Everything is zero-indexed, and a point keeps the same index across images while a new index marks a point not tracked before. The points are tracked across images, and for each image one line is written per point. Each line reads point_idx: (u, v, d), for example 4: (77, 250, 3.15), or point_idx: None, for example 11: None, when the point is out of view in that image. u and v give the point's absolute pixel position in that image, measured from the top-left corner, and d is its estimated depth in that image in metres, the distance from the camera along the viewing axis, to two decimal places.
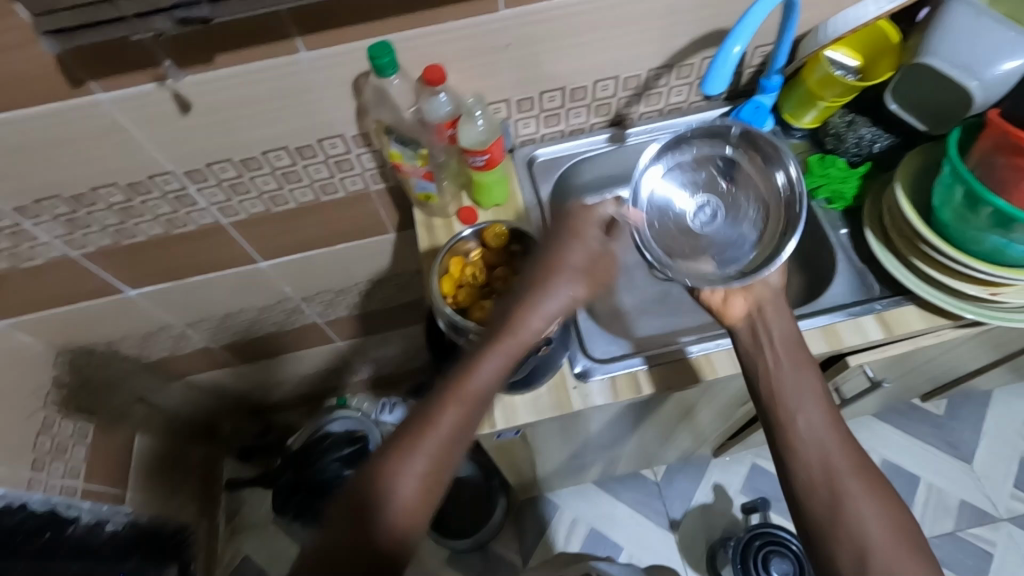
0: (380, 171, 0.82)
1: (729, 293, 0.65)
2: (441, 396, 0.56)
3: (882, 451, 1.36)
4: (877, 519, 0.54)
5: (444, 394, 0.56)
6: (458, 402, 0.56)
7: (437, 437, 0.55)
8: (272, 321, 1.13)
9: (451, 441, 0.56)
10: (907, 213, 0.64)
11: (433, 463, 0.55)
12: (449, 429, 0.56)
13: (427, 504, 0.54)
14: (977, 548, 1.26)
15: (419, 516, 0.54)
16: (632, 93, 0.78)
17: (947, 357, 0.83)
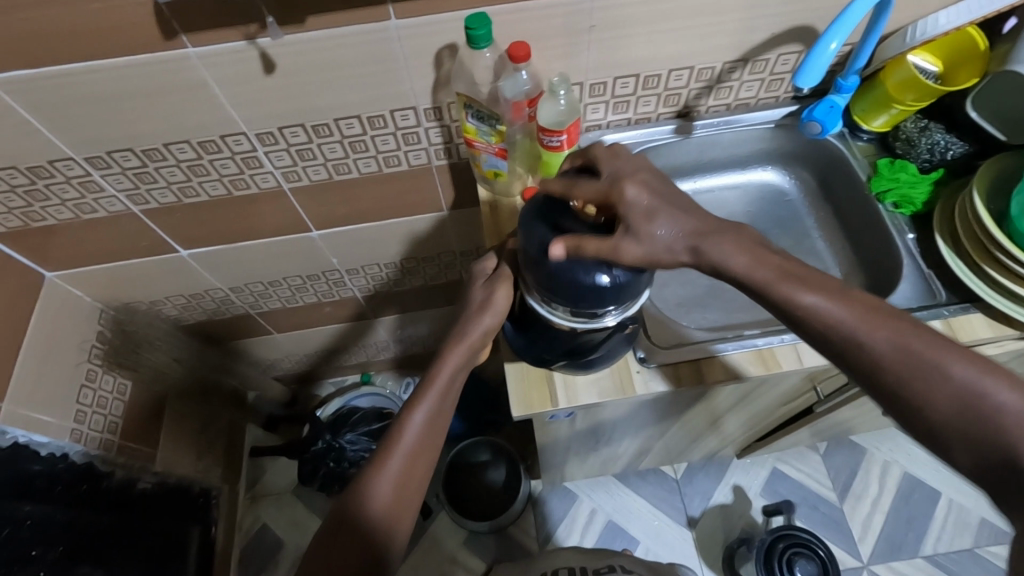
0: (446, 147, 0.82)
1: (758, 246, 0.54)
2: (414, 398, 0.62)
3: (903, 464, 1.36)
4: None
5: (417, 395, 0.62)
6: (426, 401, 0.61)
7: (409, 438, 0.59)
8: (313, 291, 1.13)
9: (423, 440, 0.60)
10: (984, 221, 0.64)
11: (408, 464, 0.58)
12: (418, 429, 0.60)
13: (404, 504, 0.58)
14: (994, 566, 1.26)
15: (398, 517, 0.57)
16: (703, 86, 0.78)
17: None
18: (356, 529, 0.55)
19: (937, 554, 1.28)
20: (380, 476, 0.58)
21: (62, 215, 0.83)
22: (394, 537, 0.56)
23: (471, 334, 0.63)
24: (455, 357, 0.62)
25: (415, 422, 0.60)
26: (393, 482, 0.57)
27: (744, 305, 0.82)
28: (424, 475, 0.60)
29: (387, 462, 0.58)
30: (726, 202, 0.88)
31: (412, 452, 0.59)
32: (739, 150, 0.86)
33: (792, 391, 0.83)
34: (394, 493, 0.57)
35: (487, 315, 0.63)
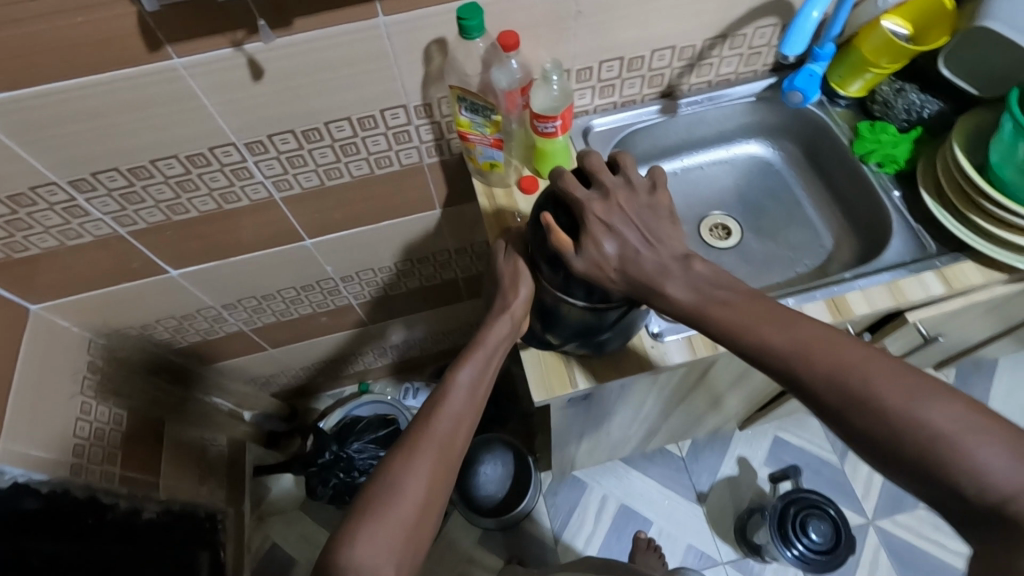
0: (437, 144, 0.82)
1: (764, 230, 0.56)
2: (460, 358, 0.63)
3: None
4: None
5: (462, 356, 0.63)
6: (472, 362, 0.62)
7: (457, 396, 0.60)
8: (308, 302, 1.12)
9: (469, 400, 0.61)
10: (970, 174, 0.66)
11: (456, 422, 0.59)
12: (465, 390, 0.61)
13: (450, 460, 0.58)
14: None
15: (445, 474, 0.57)
16: (685, 64, 0.79)
17: (985, 319, 0.86)
18: (404, 484, 0.55)
19: None
20: (428, 433, 0.58)
21: (46, 243, 0.80)
22: (440, 494, 0.57)
23: (513, 306, 0.63)
24: (499, 326, 0.63)
25: (462, 380, 0.61)
26: (439, 439, 0.58)
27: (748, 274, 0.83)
28: (468, 437, 0.60)
29: (433, 421, 0.59)
30: (715, 177, 0.90)
31: (457, 414, 0.60)
32: (723, 125, 0.88)
33: None
34: (441, 450, 0.57)
35: (504, 306, 0.63)
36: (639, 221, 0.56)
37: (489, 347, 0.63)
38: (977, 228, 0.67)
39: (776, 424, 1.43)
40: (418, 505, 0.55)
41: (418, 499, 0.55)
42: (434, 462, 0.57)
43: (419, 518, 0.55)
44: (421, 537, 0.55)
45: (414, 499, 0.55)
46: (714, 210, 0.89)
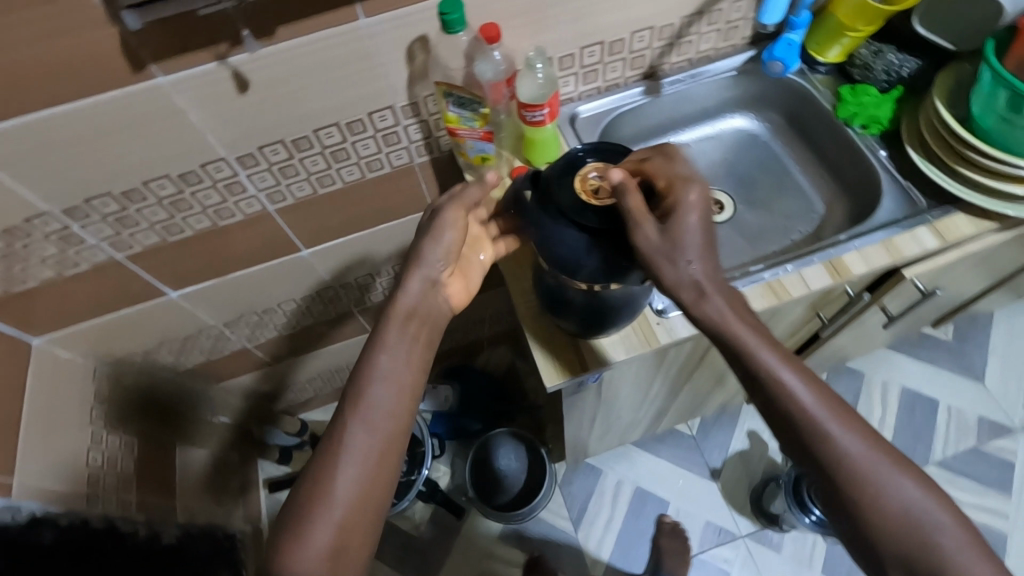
0: (426, 142, 0.82)
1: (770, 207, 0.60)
2: (374, 342, 0.61)
3: (901, 380, 1.43)
4: None
5: (375, 340, 0.61)
6: (385, 347, 0.61)
7: (377, 383, 0.59)
8: (308, 313, 1.12)
9: (392, 385, 0.60)
10: (956, 130, 0.67)
11: (382, 408, 0.58)
12: (384, 376, 0.60)
13: (381, 448, 0.57)
14: (999, 459, 1.34)
15: (375, 463, 0.57)
16: (665, 43, 0.80)
17: (979, 271, 0.88)
18: (331, 482, 0.55)
19: (947, 459, 1.34)
20: (351, 425, 0.57)
21: (44, 274, 0.80)
22: (372, 492, 0.56)
23: (413, 282, 0.63)
24: (406, 302, 0.63)
25: (380, 366, 0.60)
26: (361, 436, 0.57)
27: (744, 246, 0.84)
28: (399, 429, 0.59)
29: (353, 413, 0.58)
30: (703, 153, 0.91)
31: (379, 402, 0.59)
32: (706, 102, 0.89)
33: (798, 325, 0.84)
34: (367, 441, 0.57)
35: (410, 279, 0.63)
36: (635, 199, 0.56)
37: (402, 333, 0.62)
38: (965, 178, 0.69)
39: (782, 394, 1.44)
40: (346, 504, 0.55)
41: (342, 500, 0.55)
42: (360, 454, 0.57)
43: (350, 517, 0.55)
44: (360, 536, 0.55)
45: (344, 494, 0.55)
46: (705, 186, 0.89)
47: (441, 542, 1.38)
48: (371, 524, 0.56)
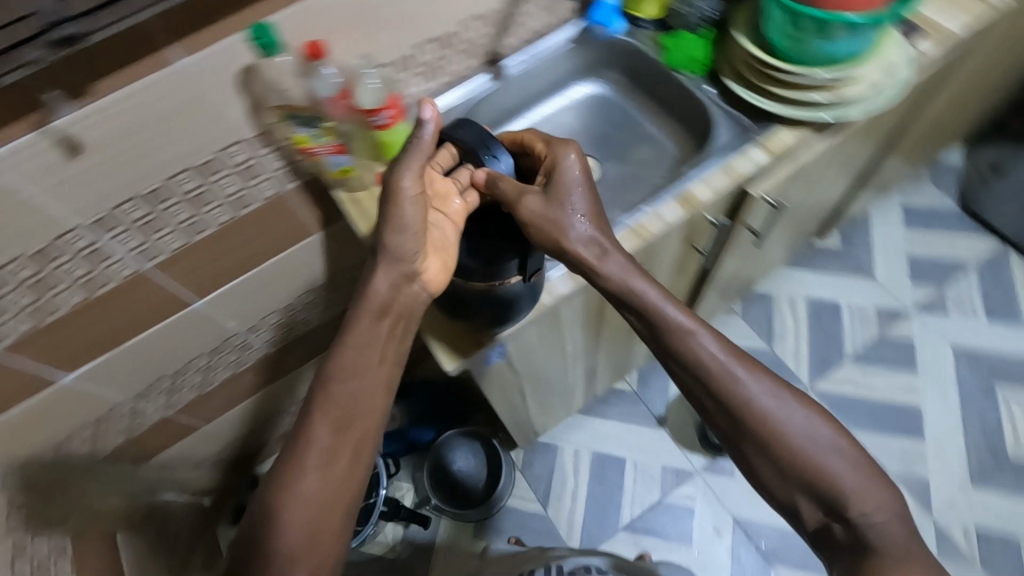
0: (290, 168, 0.83)
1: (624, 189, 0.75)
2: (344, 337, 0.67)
3: (805, 292, 1.54)
4: None
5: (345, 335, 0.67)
6: (351, 345, 0.67)
7: (343, 382, 0.66)
8: (224, 364, 1.10)
9: (358, 382, 0.66)
10: (761, 57, 0.75)
11: (348, 406, 0.65)
12: (350, 374, 0.66)
13: (351, 445, 0.64)
14: (900, 341, 1.47)
15: (346, 459, 0.63)
16: (497, 28, 0.84)
17: (825, 176, 0.97)
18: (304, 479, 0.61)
19: (858, 352, 1.47)
20: (319, 426, 0.64)
21: None
22: (335, 504, 0.62)
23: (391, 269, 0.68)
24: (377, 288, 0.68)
25: (343, 361, 0.66)
26: (321, 446, 0.63)
27: (613, 199, 0.89)
28: (361, 444, 0.65)
29: (321, 411, 0.65)
30: (561, 123, 0.96)
31: (348, 401, 0.65)
32: (551, 74, 0.94)
33: (680, 260, 0.91)
34: (336, 438, 0.64)
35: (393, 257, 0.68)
36: None
37: (364, 341, 0.67)
38: (779, 97, 0.77)
39: None
40: (310, 513, 0.60)
41: (306, 509, 0.60)
42: (332, 450, 0.63)
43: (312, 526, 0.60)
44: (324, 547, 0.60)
45: (317, 488, 0.61)
46: None
47: (420, 557, 1.37)
48: (335, 534, 0.62)
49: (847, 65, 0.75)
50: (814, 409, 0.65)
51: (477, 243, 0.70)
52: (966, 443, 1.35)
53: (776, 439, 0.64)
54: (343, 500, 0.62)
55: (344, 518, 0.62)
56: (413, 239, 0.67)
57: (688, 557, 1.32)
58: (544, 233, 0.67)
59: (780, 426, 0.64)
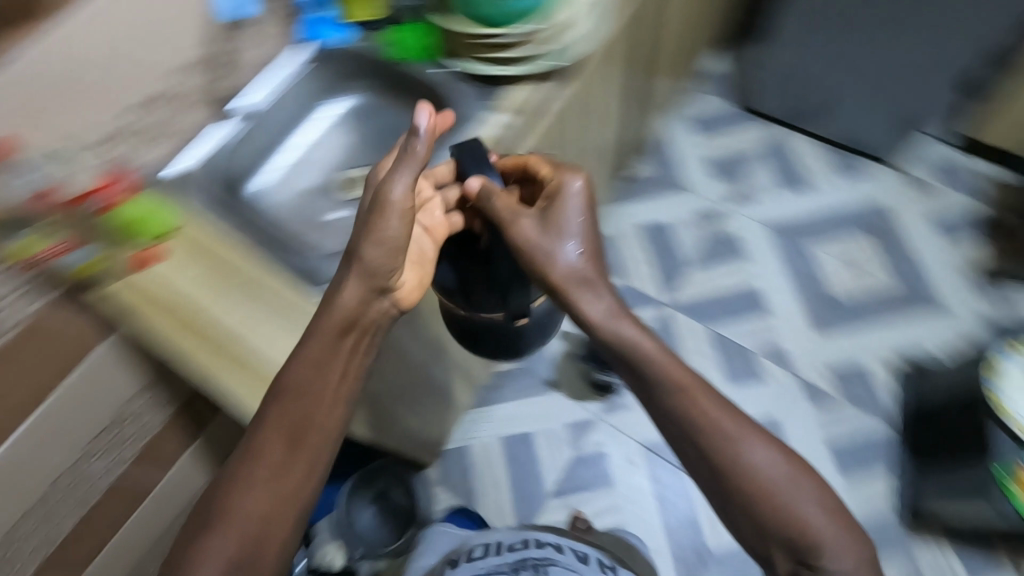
0: (23, 286, 0.68)
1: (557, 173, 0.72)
2: (305, 347, 0.66)
3: (636, 220, 1.67)
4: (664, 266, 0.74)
5: (305, 345, 0.66)
6: (312, 359, 0.65)
7: (297, 399, 0.64)
8: (59, 521, 0.88)
9: (314, 397, 0.65)
10: (476, 30, 0.81)
11: (302, 421, 0.64)
12: (307, 390, 0.65)
13: (304, 461, 0.64)
14: (723, 235, 1.64)
15: (299, 476, 0.63)
16: (206, 74, 0.88)
17: (592, 118, 1.05)
18: (251, 492, 0.62)
19: (695, 257, 1.61)
20: (271, 446, 0.63)
21: None
22: (269, 528, 0.61)
23: (355, 284, 0.67)
24: (348, 291, 0.67)
25: (300, 375, 0.65)
26: (271, 463, 0.63)
27: None
28: (313, 464, 0.64)
29: (272, 424, 0.64)
30: (327, 144, 0.96)
31: (303, 414, 0.64)
32: (295, 102, 0.96)
33: None
34: (285, 458, 0.63)
35: (364, 270, 0.67)
36: None
37: (325, 354, 0.65)
38: (512, 60, 0.83)
39: None
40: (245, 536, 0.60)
41: (238, 534, 0.60)
42: (284, 465, 0.63)
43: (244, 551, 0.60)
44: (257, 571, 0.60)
45: (262, 503, 0.61)
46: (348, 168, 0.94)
47: None
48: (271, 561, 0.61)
49: (548, 8, 0.84)
50: (794, 464, 0.67)
51: (462, 266, 0.75)
52: (801, 302, 1.53)
53: (766, 498, 0.65)
54: (284, 522, 0.62)
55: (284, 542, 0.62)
56: (385, 252, 0.66)
57: (613, 495, 1.38)
58: (535, 262, 0.69)
59: (766, 487, 0.65)
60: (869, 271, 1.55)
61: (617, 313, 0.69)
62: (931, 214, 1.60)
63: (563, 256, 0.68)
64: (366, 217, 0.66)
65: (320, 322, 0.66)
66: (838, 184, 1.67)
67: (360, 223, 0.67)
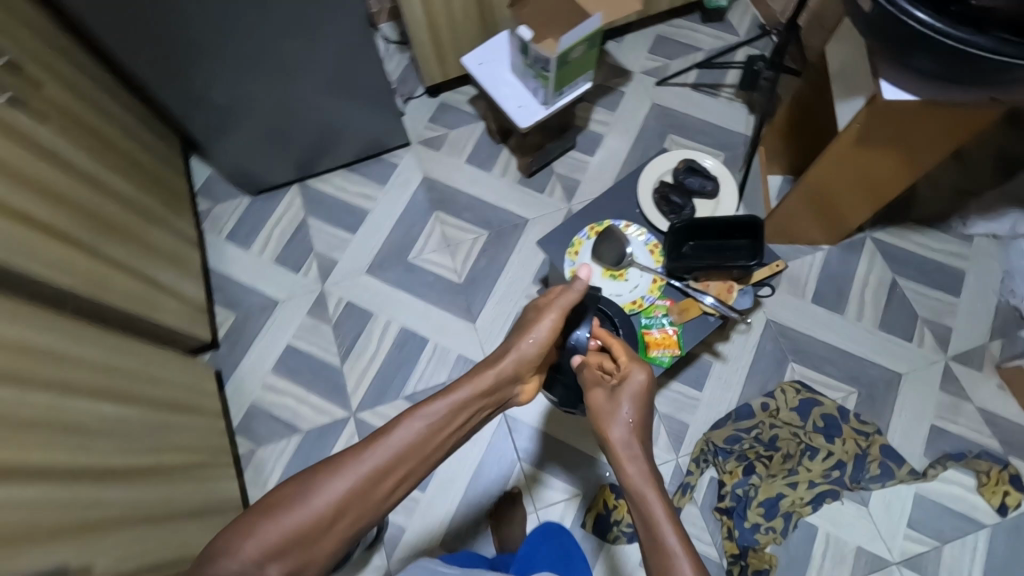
0: None
1: (633, 363, 0.97)
2: (470, 377, 0.92)
3: (264, 368, 1.52)
4: (643, 418, 0.90)
5: (471, 377, 0.92)
6: (467, 386, 0.90)
7: (440, 428, 0.83)
8: None
9: (444, 425, 0.84)
10: None
11: (423, 440, 0.82)
12: (448, 414, 0.85)
13: (398, 482, 0.79)
14: (345, 310, 1.56)
15: (384, 493, 0.77)
16: None
17: (37, 434, 0.82)
18: (347, 488, 0.74)
19: (339, 353, 1.52)
20: (394, 441, 0.79)
21: None
22: (340, 521, 0.73)
23: (503, 360, 0.95)
24: (501, 363, 0.95)
25: (457, 399, 0.87)
26: (367, 466, 0.76)
27: None
28: (402, 479, 0.79)
29: (406, 429, 0.81)
30: None
31: (431, 432, 0.83)
32: None
33: None
34: (396, 458, 0.78)
35: (509, 345, 0.99)
36: None
37: (473, 397, 0.89)
38: None
39: (258, 491, 1.41)
40: (315, 519, 0.71)
41: (312, 518, 0.71)
42: (383, 475, 0.77)
43: (308, 531, 0.71)
44: (310, 549, 0.71)
45: (343, 496, 0.73)
46: None
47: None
48: (333, 540, 0.73)
49: None
50: None
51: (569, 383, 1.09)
52: (441, 308, 1.55)
53: None
54: (350, 523, 0.74)
55: (338, 540, 0.74)
56: (530, 346, 0.98)
57: None
58: (595, 418, 0.92)
59: None
60: (463, 239, 1.62)
61: (646, 478, 0.79)
62: (462, 158, 1.70)
63: (615, 424, 0.89)
64: (524, 323, 1.02)
65: (478, 377, 0.92)
66: (385, 193, 1.69)
67: (523, 321, 1.03)
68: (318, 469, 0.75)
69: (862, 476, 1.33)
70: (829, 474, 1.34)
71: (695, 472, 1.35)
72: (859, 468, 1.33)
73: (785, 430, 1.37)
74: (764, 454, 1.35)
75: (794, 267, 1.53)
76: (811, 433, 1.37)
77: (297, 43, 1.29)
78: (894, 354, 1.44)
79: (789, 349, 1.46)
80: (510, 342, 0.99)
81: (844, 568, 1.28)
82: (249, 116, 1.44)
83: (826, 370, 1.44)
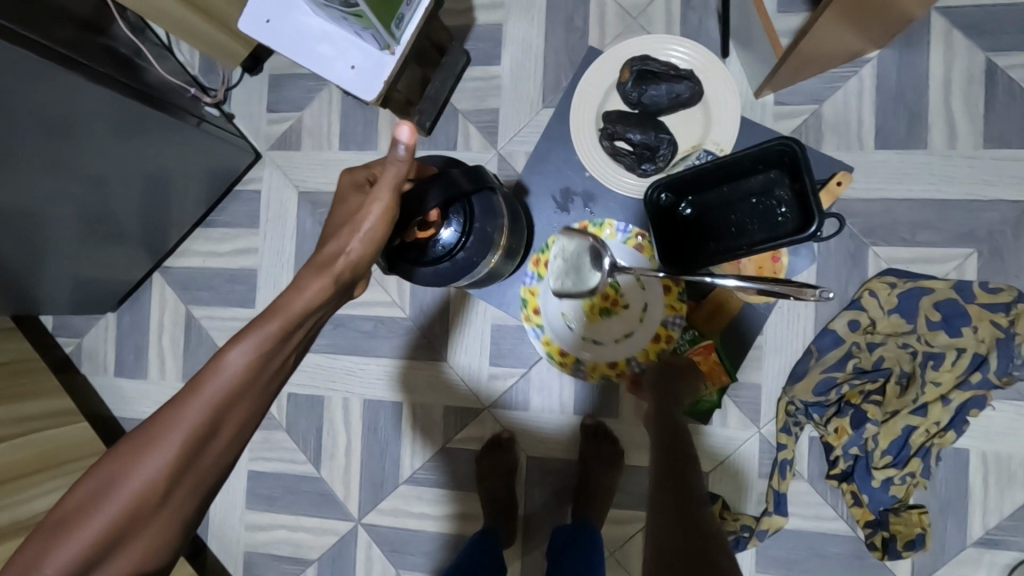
0: None
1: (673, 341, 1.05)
2: (305, 272, 0.56)
3: (238, 507, 1.23)
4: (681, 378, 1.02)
5: (308, 269, 0.56)
6: (305, 288, 0.55)
7: (272, 354, 0.54)
8: None
9: (281, 350, 0.54)
10: None
11: (250, 377, 0.53)
12: (278, 337, 0.54)
13: (237, 435, 0.54)
14: (290, 405, 1.22)
15: (225, 452, 0.54)
16: None
17: None
18: (157, 466, 0.51)
19: (309, 458, 1.21)
20: (205, 393, 0.52)
21: None
22: (169, 502, 0.52)
23: (348, 235, 0.59)
24: (347, 242, 0.59)
25: (293, 308, 0.54)
26: (175, 439, 0.51)
27: None
28: (241, 429, 0.54)
29: (219, 373, 0.52)
30: None
31: (261, 369, 0.53)
32: None
33: None
34: (213, 411, 0.52)
35: (353, 225, 0.60)
36: None
37: (316, 300, 0.55)
38: None
39: None
40: (133, 507, 0.51)
41: (126, 511, 0.51)
42: (208, 436, 0.52)
43: (127, 522, 0.51)
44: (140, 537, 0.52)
45: (160, 479, 0.51)
46: None
47: None
48: (161, 528, 0.53)
49: None
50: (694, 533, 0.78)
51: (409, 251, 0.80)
52: (399, 359, 1.18)
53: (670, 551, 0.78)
54: (189, 493, 0.53)
55: (177, 520, 0.54)
56: (373, 222, 0.60)
57: None
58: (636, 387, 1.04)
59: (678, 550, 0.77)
60: None
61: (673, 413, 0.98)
62: (334, 145, 1.21)
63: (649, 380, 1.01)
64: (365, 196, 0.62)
65: (317, 272, 0.56)
66: (263, 237, 1.24)
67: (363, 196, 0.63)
68: (127, 443, 0.52)
69: (1012, 365, 0.94)
70: (967, 379, 0.96)
71: (789, 444, 1.01)
72: (1007, 358, 0.93)
73: (891, 346, 0.99)
74: (871, 390, 1.00)
75: (837, 108, 1.03)
76: (928, 335, 0.97)
77: (23, 87, 0.75)
78: (1016, 177, 0.98)
79: (863, 231, 1.02)
80: (350, 222, 0.61)
81: (1016, 486, 0.98)
82: (47, 213, 0.94)
83: (925, 239, 1.01)
